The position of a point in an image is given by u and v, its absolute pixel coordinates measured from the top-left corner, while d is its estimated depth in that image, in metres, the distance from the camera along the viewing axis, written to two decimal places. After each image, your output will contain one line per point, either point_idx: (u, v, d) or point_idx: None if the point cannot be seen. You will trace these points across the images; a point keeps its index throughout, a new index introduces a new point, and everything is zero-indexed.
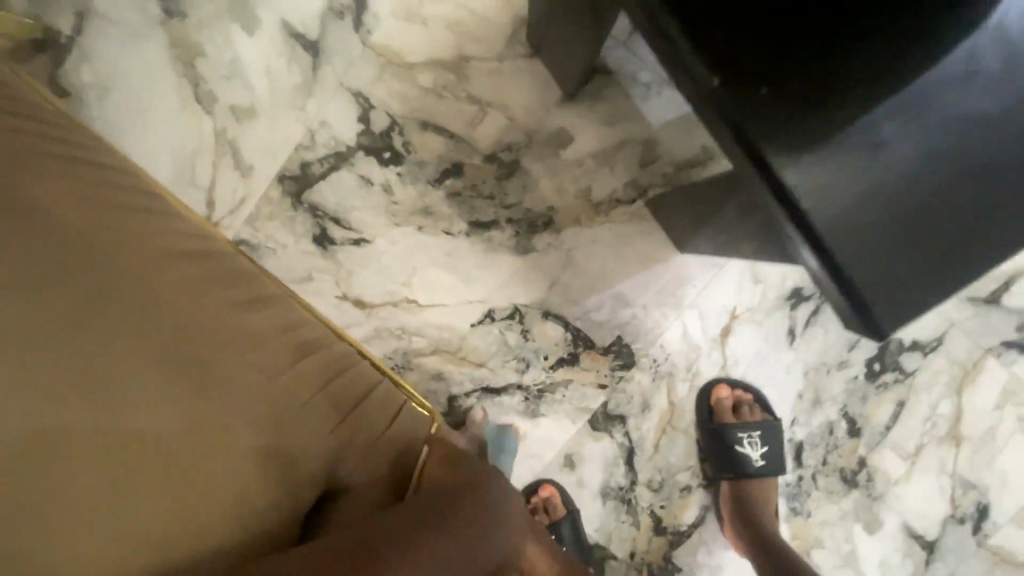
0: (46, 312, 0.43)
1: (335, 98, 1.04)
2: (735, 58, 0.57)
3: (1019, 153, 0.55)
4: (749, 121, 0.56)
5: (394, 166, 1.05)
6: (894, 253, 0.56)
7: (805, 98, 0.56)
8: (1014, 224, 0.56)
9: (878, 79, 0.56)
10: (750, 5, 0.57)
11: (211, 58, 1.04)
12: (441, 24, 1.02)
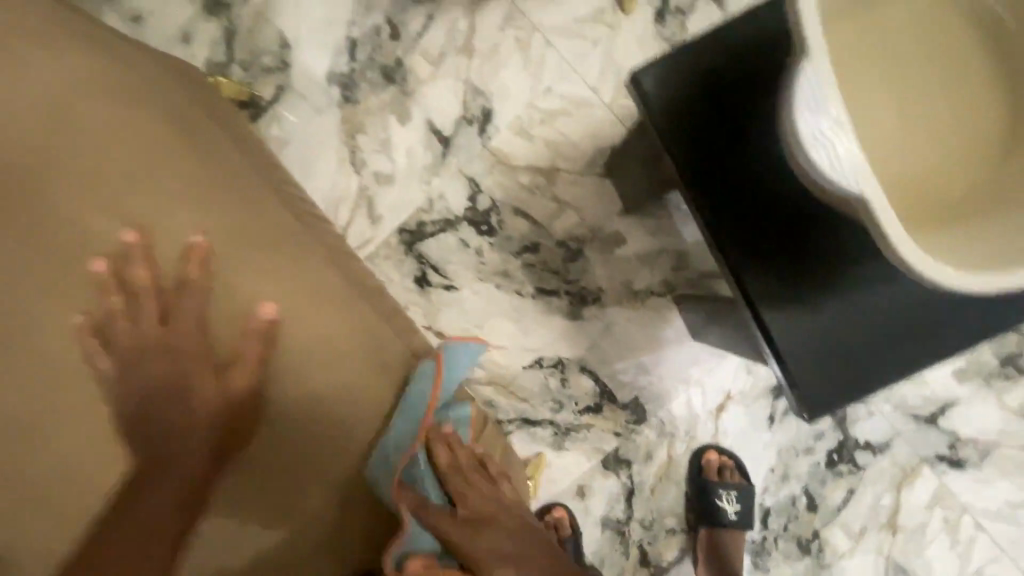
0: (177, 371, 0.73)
1: (454, 180, 1.39)
2: (733, 225, 0.80)
3: (902, 314, 0.82)
4: (743, 272, 0.80)
5: (488, 237, 1.38)
6: (822, 369, 0.82)
7: (777, 262, 0.80)
8: (900, 355, 0.83)
9: (819, 256, 0.81)
10: (745, 196, 0.80)
11: (369, 135, 1.40)
12: (543, 141, 1.37)
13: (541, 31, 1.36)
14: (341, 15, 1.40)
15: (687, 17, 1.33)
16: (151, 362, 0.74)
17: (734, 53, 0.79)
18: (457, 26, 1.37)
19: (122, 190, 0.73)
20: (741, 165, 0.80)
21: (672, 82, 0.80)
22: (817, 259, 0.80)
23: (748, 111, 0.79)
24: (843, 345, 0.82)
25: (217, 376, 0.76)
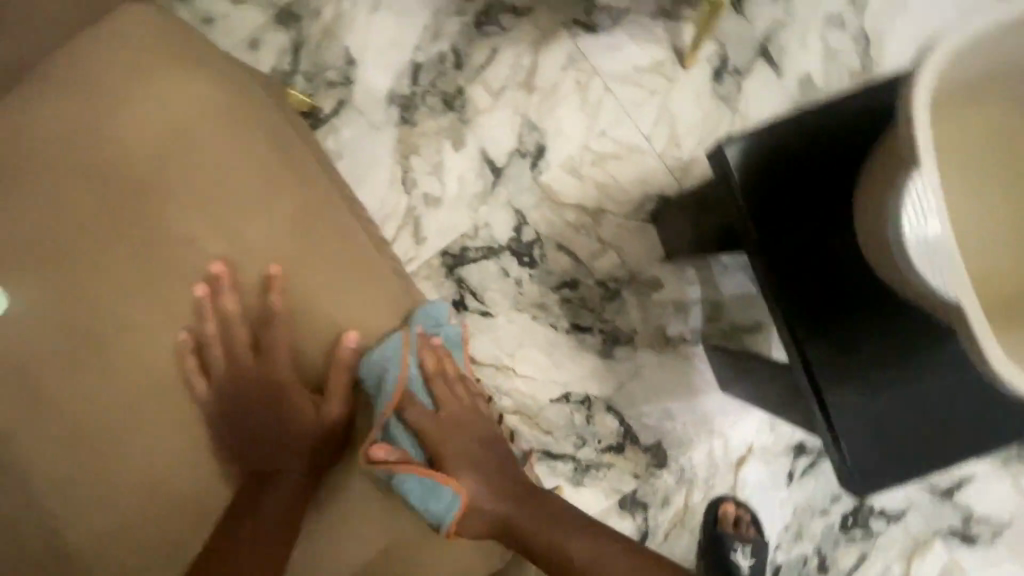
0: (267, 388, 0.87)
1: (501, 210, 1.42)
2: (806, 303, 0.79)
3: (964, 406, 0.81)
4: (810, 350, 0.80)
5: (529, 268, 1.41)
6: (879, 452, 0.81)
7: (846, 342, 0.79)
8: (958, 446, 0.82)
9: (892, 341, 0.80)
10: (821, 275, 0.79)
11: (423, 157, 1.43)
12: (592, 181, 1.40)
13: (601, 75, 1.40)
14: (408, 39, 1.43)
15: (744, 77, 1.37)
16: (249, 383, 0.87)
17: (816, 124, 0.77)
18: (520, 61, 1.41)
19: (235, 230, 0.87)
20: (816, 244, 0.78)
21: (755, 152, 0.78)
22: (887, 345, 0.80)
23: (828, 189, 0.78)
24: (900, 427, 0.81)
25: (296, 394, 0.88)
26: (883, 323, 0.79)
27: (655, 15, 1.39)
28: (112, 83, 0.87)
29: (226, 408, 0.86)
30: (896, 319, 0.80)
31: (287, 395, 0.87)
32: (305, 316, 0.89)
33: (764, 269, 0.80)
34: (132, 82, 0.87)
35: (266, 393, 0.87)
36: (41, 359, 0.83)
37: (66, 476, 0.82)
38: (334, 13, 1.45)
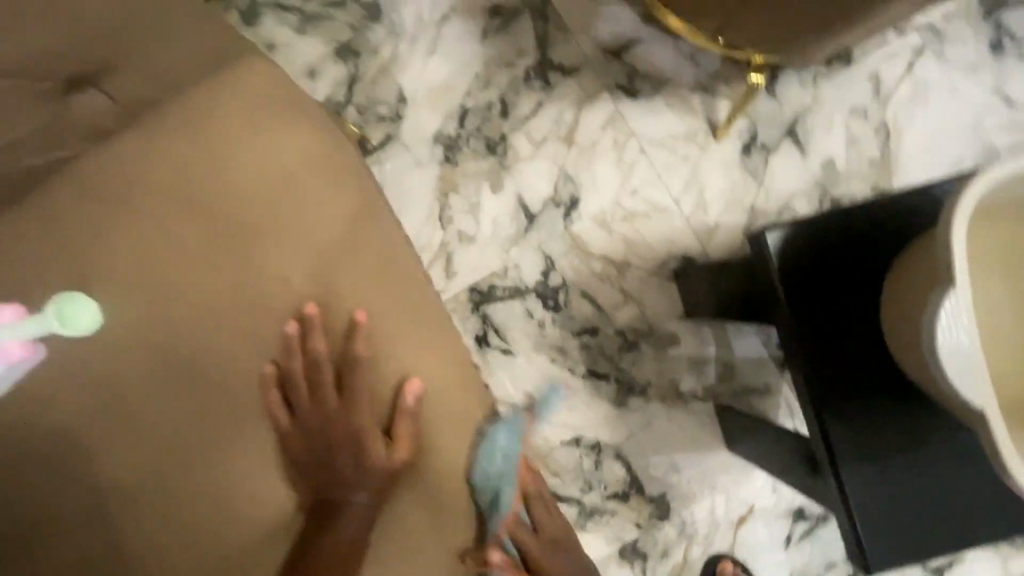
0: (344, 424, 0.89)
1: (532, 254, 1.48)
2: (831, 382, 0.84)
3: (974, 495, 0.86)
4: (832, 427, 0.84)
5: (552, 312, 1.46)
6: (889, 532, 0.85)
7: (866, 423, 0.84)
8: (966, 533, 0.86)
9: (910, 426, 0.84)
10: (848, 358, 0.84)
11: (461, 196, 1.49)
12: (621, 236, 1.47)
13: (638, 137, 1.48)
14: (460, 84, 1.51)
15: (771, 154, 1.46)
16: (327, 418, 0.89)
17: (851, 221, 0.84)
18: (563, 116, 1.50)
19: (322, 266, 0.91)
20: (845, 329, 0.84)
21: (796, 240, 0.84)
22: (903, 430, 0.85)
23: (858, 279, 0.84)
24: (911, 509, 0.85)
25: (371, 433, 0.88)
26: (900, 409, 0.84)
27: (693, 87, 1.48)
28: (194, 107, 0.89)
29: (308, 438, 0.89)
30: (914, 407, 0.84)
31: (365, 428, 0.88)
32: (384, 348, 0.91)
33: (793, 346, 0.85)
34: (219, 109, 0.89)
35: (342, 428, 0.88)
36: (110, 365, 0.88)
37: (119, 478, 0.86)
38: (391, 53, 1.53)
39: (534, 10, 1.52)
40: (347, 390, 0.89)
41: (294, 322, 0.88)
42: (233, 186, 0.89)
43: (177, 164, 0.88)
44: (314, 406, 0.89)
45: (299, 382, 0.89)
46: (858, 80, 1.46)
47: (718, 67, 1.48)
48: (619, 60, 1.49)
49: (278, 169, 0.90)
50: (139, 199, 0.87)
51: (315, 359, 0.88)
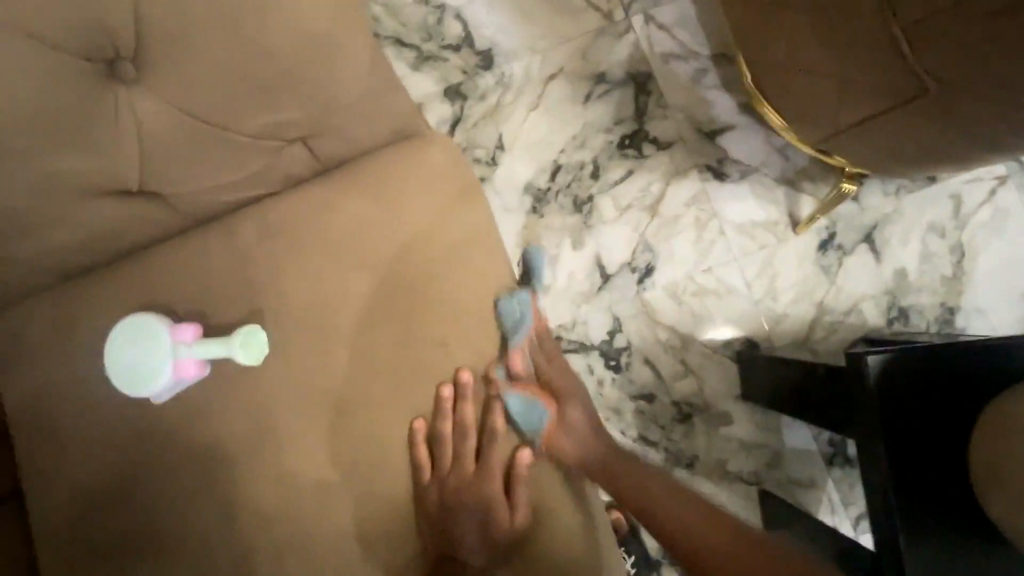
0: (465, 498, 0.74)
1: (601, 312, 1.53)
2: (909, 509, 0.87)
3: None
4: (907, 555, 0.86)
5: (612, 372, 1.51)
6: None
7: (938, 556, 0.86)
8: None
9: (982, 566, 0.86)
10: (926, 489, 0.87)
11: (542, 246, 1.55)
12: (690, 309, 1.52)
13: (718, 219, 1.54)
14: (557, 140, 1.58)
15: (846, 255, 1.51)
16: (457, 485, 0.74)
17: (944, 358, 0.88)
18: (649, 188, 1.56)
19: (458, 316, 0.75)
20: (927, 459, 0.87)
21: (891, 367, 0.88)
22: (974, 568, 0.86)
23: (944, 414, 0.88)
24: None
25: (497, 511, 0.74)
26: (971, 546, 0.87)
27: (779, 180, 1.54)
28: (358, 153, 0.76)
29: (431, 506, 0.74)
30: (986, 547, 0.87)
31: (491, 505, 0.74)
32: None
33: (874, 467, 0.88)
34: (391, 155, 0.75)
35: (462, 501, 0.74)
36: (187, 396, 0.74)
37: (183, 530, 0.74)
38: (495, 100, 1.59)
39: (638, 82, 1.58)
40: (486, 457, 0.76)
41: (449, 388, 0.74)
42: (389, 240, 0.75)
43: (331, 208, 0.74)
44: (445, 471, 0.75)
45: (437, 451, 0.75)
46: (940, 198, 1.50)
47: (806, 164, 1.54)
48: (711, 143, 1.56)
49: (442, 228, 0.75)
50: (283, 240, 0.74)
51: (463, 427, 0.75)
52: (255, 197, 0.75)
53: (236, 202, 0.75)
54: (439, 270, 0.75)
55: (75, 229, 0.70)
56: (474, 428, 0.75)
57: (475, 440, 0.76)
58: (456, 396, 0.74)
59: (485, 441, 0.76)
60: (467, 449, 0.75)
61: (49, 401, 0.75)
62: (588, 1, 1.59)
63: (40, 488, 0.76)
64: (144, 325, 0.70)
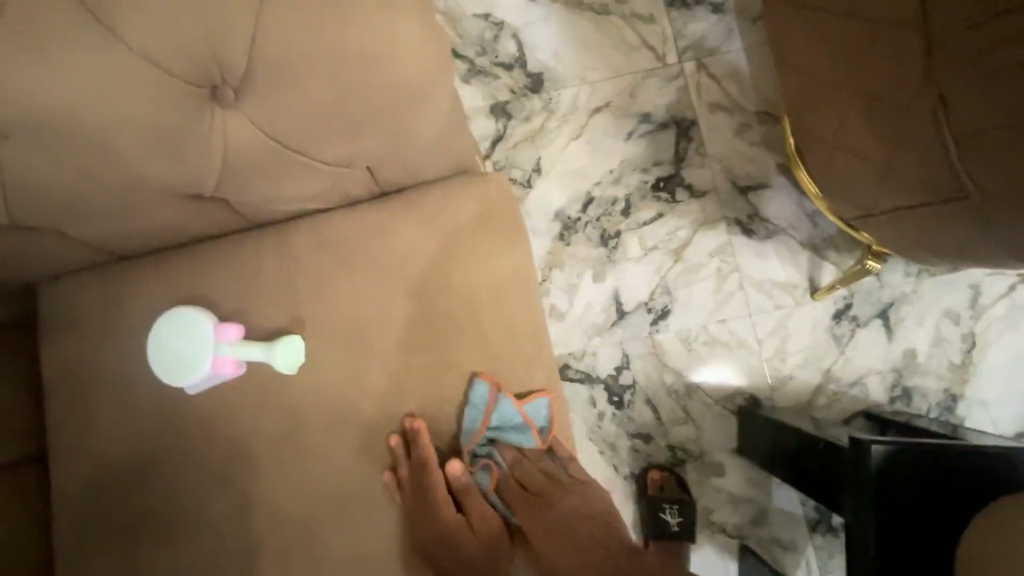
0: (434, 528, 0.76)
1: (612, 347, 1.55)
2: None
3: None
4: None
5: (614, 407, 1.53)
6: None
7: None
8: None
9: None
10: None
11: (563, 273, 1.58)
12: (699, 357, 1.54)
13: (739, 273, 1.56)
14: (593, 172, 1.60)
15: (859, 327, 1.53)
16: (428, 517, 0.76)
17: (946, 456, 0.91)
18: (677, 233, 1.58)
19: (486, 353, 0.78)
20: (918, 551, 0.90)
21: (895, 459, 0.90)
22: None
23: (940, 510, 0.90)
24: None
25: (462, 541, 0.76)
26: None
27: (805, 244, 1.56)
28: (419, 185, 0.79)
29: (415, 537, 0.76)
30: None
31: (455, 539, 0.76)
32: None
33: (864, 551, 0.91)
34: (450, 193, 0.78)
35: (433, 530, 0.76)
36: (213, 392, 0.77)
37: (199, 519, 0.77)
38: (539, 124, 1.61)
39: (681, 128, 1.61)
40: (440, 493, 0.77)
41: (397, 437, 0.77)
42: (433, 272, 0.78)
43: (385, 233, 0.78)
44: (410, 506, 0.76)
45: (403, 490, 0.76)
46: (960, 287, 1.52)
47: (834, 233, 1.56)
48: (744, 198, 1.58)
49: (488, 270, 0.78)
50: (334, 257, 0.78)
51: (417, 472, 0.75)
52: (315, 210, 0.79)
53: (295, 211, 0.79)
54: (474, 306, 0.78)
55: (131, 223, 0.72)
56: (435, 466, 0.75)
57: (434, 480, 0.76)
58: (404, 444, 0.77)
59: (428, 481, 0.76)
60: (422, 491, 0.76)
61: (89, 375, 0.79)
62: (644, 42, 1.62)
63: (66, 458, 0.79)
64: (172, 318, 0.74)
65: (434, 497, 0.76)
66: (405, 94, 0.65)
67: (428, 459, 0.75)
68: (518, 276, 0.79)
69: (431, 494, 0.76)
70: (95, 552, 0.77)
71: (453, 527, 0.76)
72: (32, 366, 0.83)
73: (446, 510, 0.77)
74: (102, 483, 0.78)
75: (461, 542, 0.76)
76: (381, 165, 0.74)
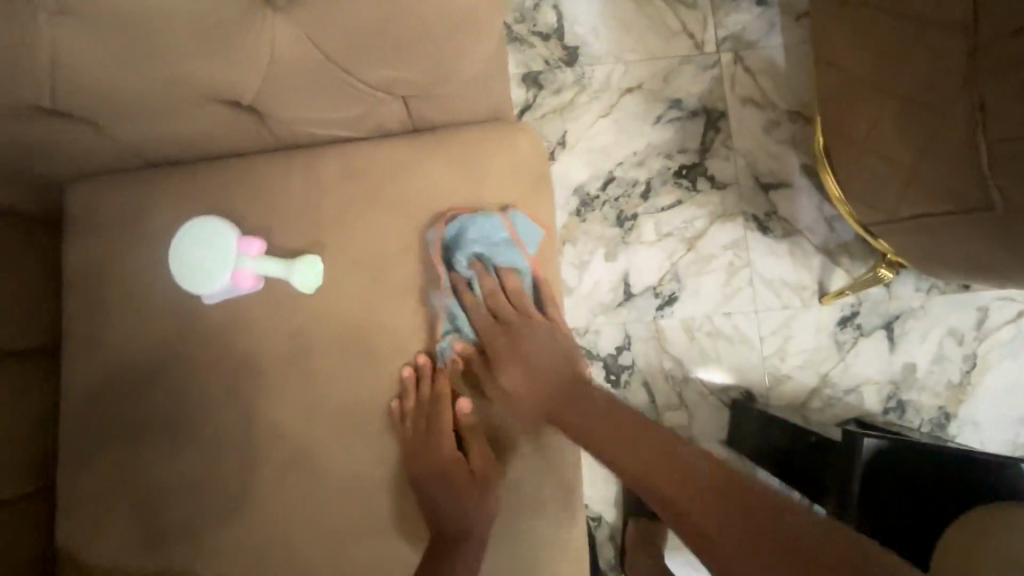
0: (429, 464, 0.78)
1: (614, 328, 1.56)
2: None
3: None
4: None
5: (610, 387, 1.55)
6: None
7: None
8: None
9: None
10: None
11: (576, 248, 1.59)
12: (699, 347, 1.55)
13: (750, 269, 1.57)
14: (617, 152, 1.60)
15: (862, 336, 1.54)
16: (427, 452, 0.78)
17: (934, 457, 0.92)
18: (693, 221, 1.58)
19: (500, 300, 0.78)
20: (894, 546, 0.91)
21: (884, 454, 0.92)
22: None
23: (921, 509, 0.92)
24: None
25: (456, 477, 0.78)
26: None
27: (819, 247, 1.56)
28: (454, 125, 0.80)
29: (410, 466, 0.77)
30: None
31: (451, 474, 0.78)
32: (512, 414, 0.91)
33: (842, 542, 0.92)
34: (484, 136, 0.78)
35: (429, 466, 0.78)
36: (226, 307, 0.78)
37: (200, 430, 0.78)
38: (569, 97, 1.61)
39: (710, 118, 1.60)
40: (443, 428, 0.79)
41: (409, 369, 0.78)
42: (453, 213, 0.78)
43: (411, 169, 0.78)
44: (411, 439, 0.78)
45: (406, 421, 0.78)
46: (968, 307, 1.53)
47: (850, 240, 1.55)
48: (764, 195, 1.58)
49: (509, 215, 0.78)
50: (362, 186, 0.78)
51: (426, 403, 0.78)
52: (347, 139, 0.80)
53: (328, 137, 0.79)
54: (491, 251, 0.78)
55: (166, 130, 0.73)
56: (445, 399, 0.79)
57: (442, 415, 0.79)
58: (417, 376, 0.78)
59: (434, 415, 0.79)
60: (424, 422, 0.78)
61: (111, 278, 0.80)
62: (684, 27, 1.61)
63: (78, 357, 0.80)
64: (200, 224, 0.74)
65: (431, 433, 0.78)
66: (454, 27, 0.64)
67: (440, 393, 0.78)
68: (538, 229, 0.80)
69: (434, 430, 0.79)
70: (96, 449, 0.79)
71: (449, 465, 0.78)
72: (54, 265, 0.85)
73: (443, 448, 0.79)
74: (111, 384, 0.79)
75: (452, 478, 0.78)
76: (418, 99, 0.74)
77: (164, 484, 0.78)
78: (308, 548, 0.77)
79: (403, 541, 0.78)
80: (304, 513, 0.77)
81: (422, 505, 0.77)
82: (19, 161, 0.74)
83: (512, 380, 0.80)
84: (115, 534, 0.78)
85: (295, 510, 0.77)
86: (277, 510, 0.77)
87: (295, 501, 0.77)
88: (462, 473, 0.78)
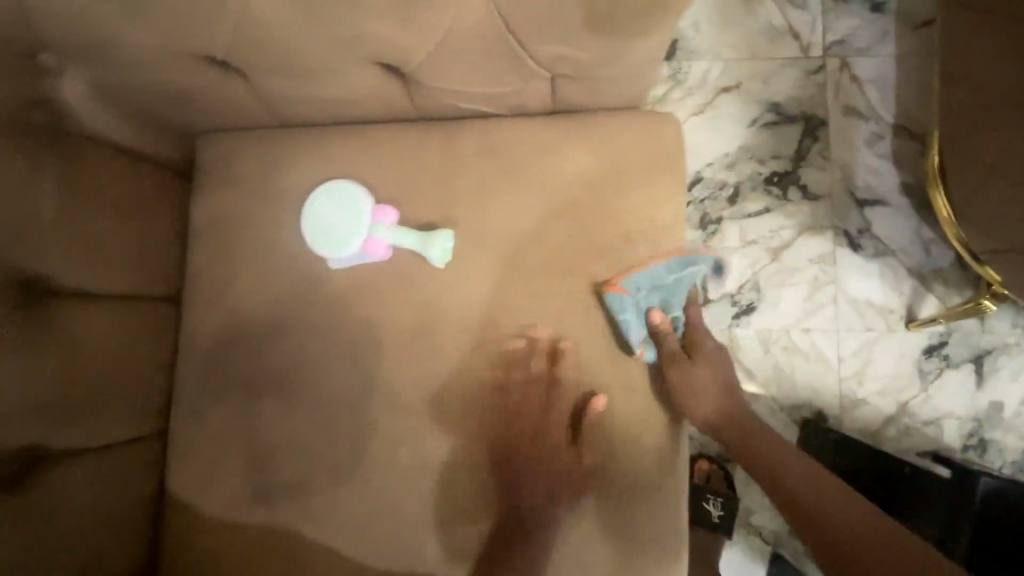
0: (535, 451, 0.77)
1: None
2: None
3: None
4: None
5: None
6: None
7: None
8: None
9: None
10: None
11: None
12: (770, 366, 1.31)
13: (837, 287, 1.31)
14: (704, 152, 1.36)
15: (948, 368, 1.28)
16: (529, 441, 0.77)
17: None
18: (781, 231, 1.33)
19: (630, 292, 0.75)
20: None
21: None
22: None
23: None
24: None
25: (553, 471, 0.76)
26: None
27: (911, 270, 1.30)
28: (597, 111, 0.78)
29: (512, 451, 0.77)
30: None
31: (547, 468, 0.76)
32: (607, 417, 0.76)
33: None
34: (623, 123, 0.76)
35: (535, 452, 0.77)
36: (349, 270, 0.78)
37: (313, 392, 0.79)
38: (660, 92, 1.38)
39: (809, 125, 1.34)
40: (550, 415, 0.77)
41: (529, 344, 0.76)
42: (588, 199, 0.76)
43: (551, 151, 0.77)
44: (521, 421, 0.77)
45: (517, 397, 0.77)
46: None
47: (947, 267, 1.29)
48: (858, 210, 1.32)
49: (640, 208, 0.76)
50: (497, 162, 0.77)
51: (538, 387, 0.77)
52: (484, 115, 0.78)
53: (464, 111, 0.78)
54: (622, 242, 0.76)
55: (313, 89, 0.73)
56: (558, 387, 0.77)
57: (551, 406, 0.77)
58: (535, 359, 0.77)
59: (544, 400, 0.77)
60: (531, 409, 0.77)
61: (236, 233, 0.81)
62: (790, 25, 1.36)
63: (199, 308, 0.82)
64: (338, 190, 0.77)
65: (535, 421, 0.77)
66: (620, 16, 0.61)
67: (553, 382, 0.76)
68: (673, 226, 0.78)
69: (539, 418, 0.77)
70: (213, 398, 0.81)
71: (548, 458, 0.77)
72: (183, 214, 0.87)
73: (545, 439, 0.77)
74: (229, 335, 0.81)
75: (547, 470, 0.76)
76: (569, 79, 0.72)
77: (276, 438, 0.79)
78: (406, 517, 0.77)
79: (504, 526, 0.76)
80: (406, 486, 0.77)
81: (525, 494, 0.76)
82: (169, 107, 0.76)
83: (633, 375, 0.77)
84: (226, 482, 0.80)
85: (398, 481, 0.78)
86: (380, 480, 0.78)
87: (399, 473, 0.78)
88: (552, 468, 0.76)
